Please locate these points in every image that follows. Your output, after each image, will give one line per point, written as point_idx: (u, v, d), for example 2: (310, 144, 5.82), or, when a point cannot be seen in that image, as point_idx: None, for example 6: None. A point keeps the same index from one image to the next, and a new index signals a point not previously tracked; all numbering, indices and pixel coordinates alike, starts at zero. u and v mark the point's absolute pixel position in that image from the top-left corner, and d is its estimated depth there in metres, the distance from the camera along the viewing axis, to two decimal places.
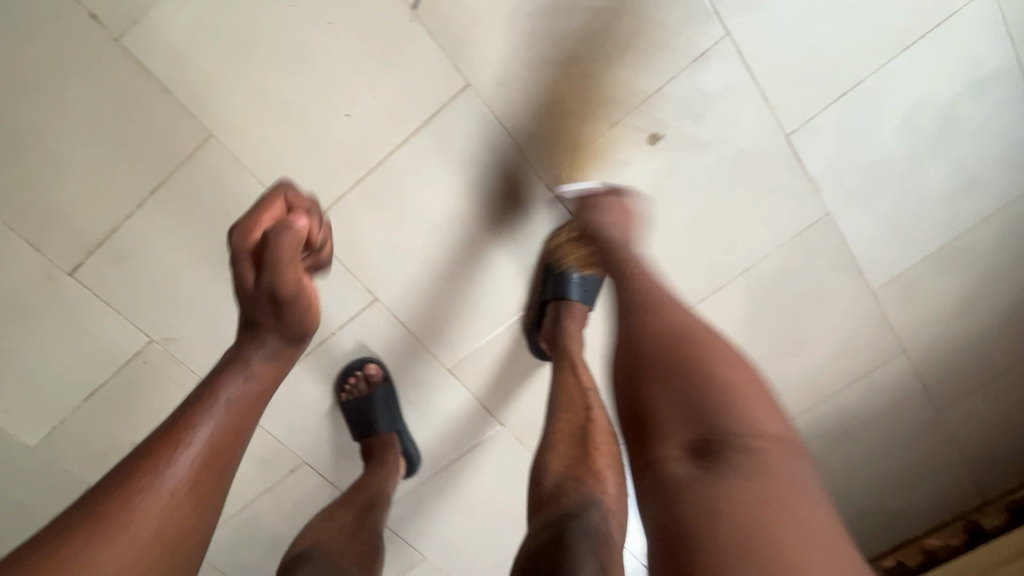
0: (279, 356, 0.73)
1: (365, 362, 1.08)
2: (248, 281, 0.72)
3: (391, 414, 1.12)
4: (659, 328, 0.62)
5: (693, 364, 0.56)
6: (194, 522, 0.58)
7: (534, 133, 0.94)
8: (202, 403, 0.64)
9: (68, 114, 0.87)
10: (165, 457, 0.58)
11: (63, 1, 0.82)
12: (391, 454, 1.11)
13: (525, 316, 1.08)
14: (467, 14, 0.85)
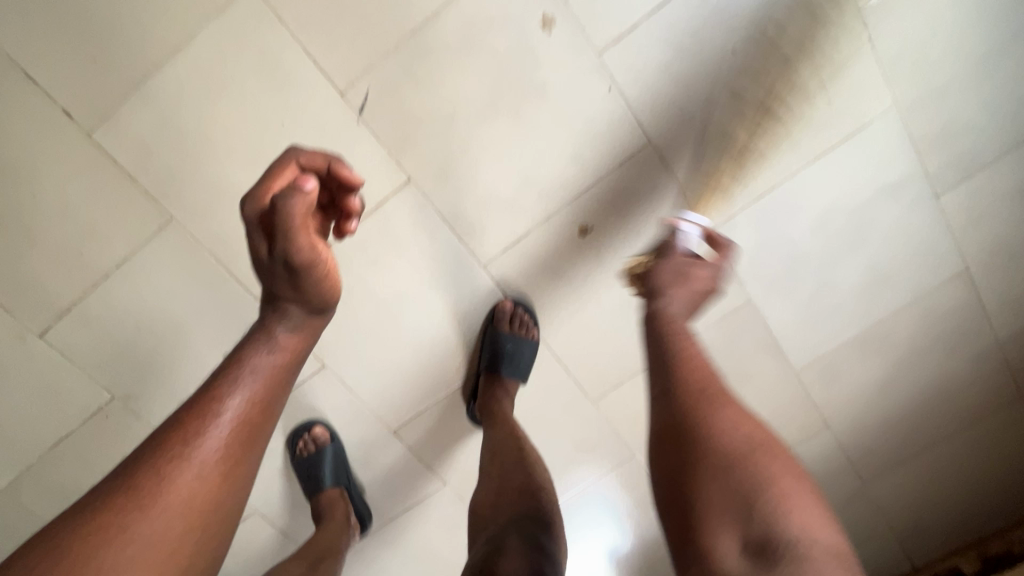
0: (304, 328, 0.68)
1: (312, 423, 1.16)
2: (263, 254, 0.67)
3: (341, 472, 1.17)
4: (710, 419, 0.60)
5: (744, 466, 0.55)
6: (221, 499, 0.57)
7: (472, 223, 1.02)
8: (231, 375, 0.61)
9: (42, 196, 0.95)
10: (195, 429, 0.57)
11: (39, 99, 0.90)
12: (342, 507, 1.15)
13: (465, 384, 1.15)
14: (408, 118, 0.94)
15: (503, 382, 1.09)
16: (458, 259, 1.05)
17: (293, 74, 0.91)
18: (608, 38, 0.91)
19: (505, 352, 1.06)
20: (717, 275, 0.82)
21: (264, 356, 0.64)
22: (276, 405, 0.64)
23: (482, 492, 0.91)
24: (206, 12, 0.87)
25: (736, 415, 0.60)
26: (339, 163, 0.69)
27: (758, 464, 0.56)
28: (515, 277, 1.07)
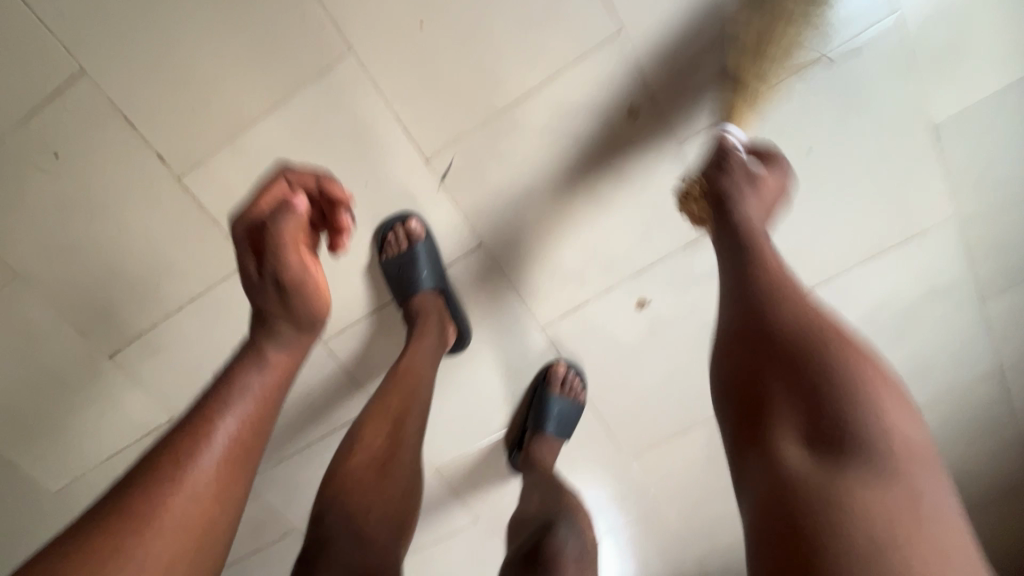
0: (295, 344, 0.67)
1: (406, 217, 0.98)
2: (250, 271, 0.69)
3: (438, 270, 1.01)
4: (780, 316, 0.55)
5: (818, 354, 0.51)
6: (215, 520, 0.53)
7: (535, 289, 1.05)
8: (223, 398, 0.58)
9: (128, 231, 0.99)
10: (188, 452, 0.54)
11: (136, 142, 0.94)
12: (435, 322, 0.99)
13: (507, 434, 1.20)
14: (486, 188, 0.97)
15: (543, 439, 1.11)
16: (517, 320, 1.08)
17: (381, 137, 0.94)
18: (689, 130, 0.94)
19: (553, 415, 1.10)
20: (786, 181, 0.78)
21: (258, 376, 0.62)
22: (270, 428, 0.61)
23: (519, 511, 0.99)
24: (306, 75, 0.90)
25: (816, 314, 0.55)
26: (328, 180, 0.75)
27: (834, 356, 0.50)
28: (571, 340, 1.10)
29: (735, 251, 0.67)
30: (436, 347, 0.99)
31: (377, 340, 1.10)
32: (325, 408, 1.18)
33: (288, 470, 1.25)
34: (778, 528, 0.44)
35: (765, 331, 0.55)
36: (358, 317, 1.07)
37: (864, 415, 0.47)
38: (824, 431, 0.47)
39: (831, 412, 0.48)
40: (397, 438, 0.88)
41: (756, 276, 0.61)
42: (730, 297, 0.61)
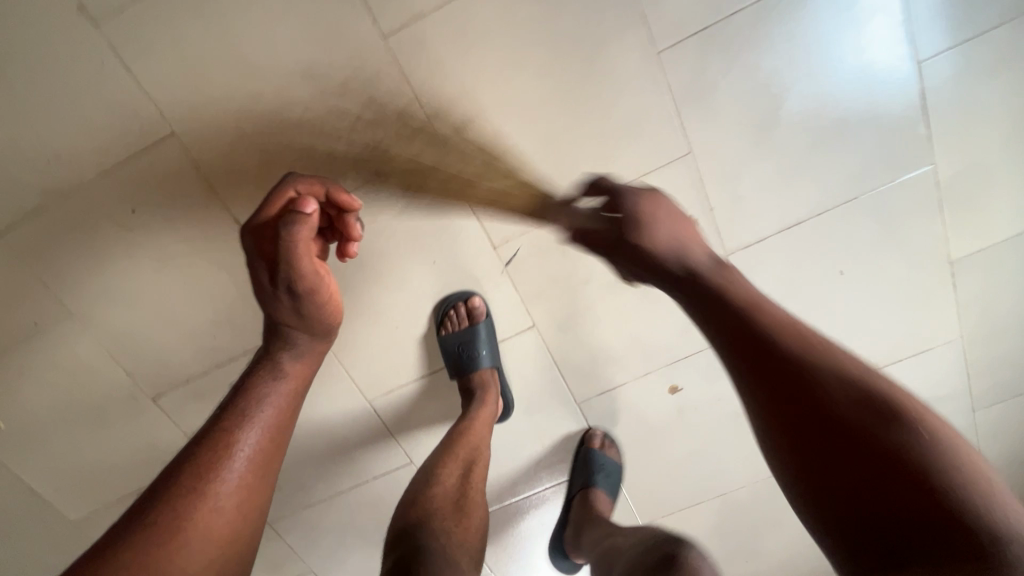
0: (309, 353, 0.71)
1: (469, 294, 1.04)
2: (264, 279, 0.68)
3: (493, 348, 1.07)
4: (839, 410, 0.48)
5: (923, 465, 0.45)
6: (244, 522, 0.59)
7: (580, 368, 1.11)
8: (247, 409, 0.63)
9: (194, 284, 1.01)
10: (217, 461, 0.59)
11: (213, 202, 0.96)
12: (493, 392, 1.06)
13: (539, 497, 1.27)
14: (547, 274, 1.03)
15: (594, 494, 1.15)
16: (558, 394, 1.14)
17: (455, 222, 0.99)
18: (739, 243, 1.02)
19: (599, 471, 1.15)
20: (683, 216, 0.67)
21: (276, 387, 0.66)
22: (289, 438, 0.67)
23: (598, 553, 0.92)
24: (393, 160, 0.95)
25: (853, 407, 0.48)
26: (338, 189, 0.69)
27: (938, 467, 0.45)
28: (604, 416, 1.17)
29: (741, 333, 0.55)
30: (493, 415, 1.05)
31: (423, 401, 1.14)
32: (359, 461, 1.21)
33: (313, 516, 1.26)
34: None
35: (868, 455, 0.46)
36: (408, 380, 1.12)
37: (977, 511, 0.42)
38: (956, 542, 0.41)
39: (955, 517, 0.42)
40: (466, 477, 0.95)
41: (842, 392, 0.49)
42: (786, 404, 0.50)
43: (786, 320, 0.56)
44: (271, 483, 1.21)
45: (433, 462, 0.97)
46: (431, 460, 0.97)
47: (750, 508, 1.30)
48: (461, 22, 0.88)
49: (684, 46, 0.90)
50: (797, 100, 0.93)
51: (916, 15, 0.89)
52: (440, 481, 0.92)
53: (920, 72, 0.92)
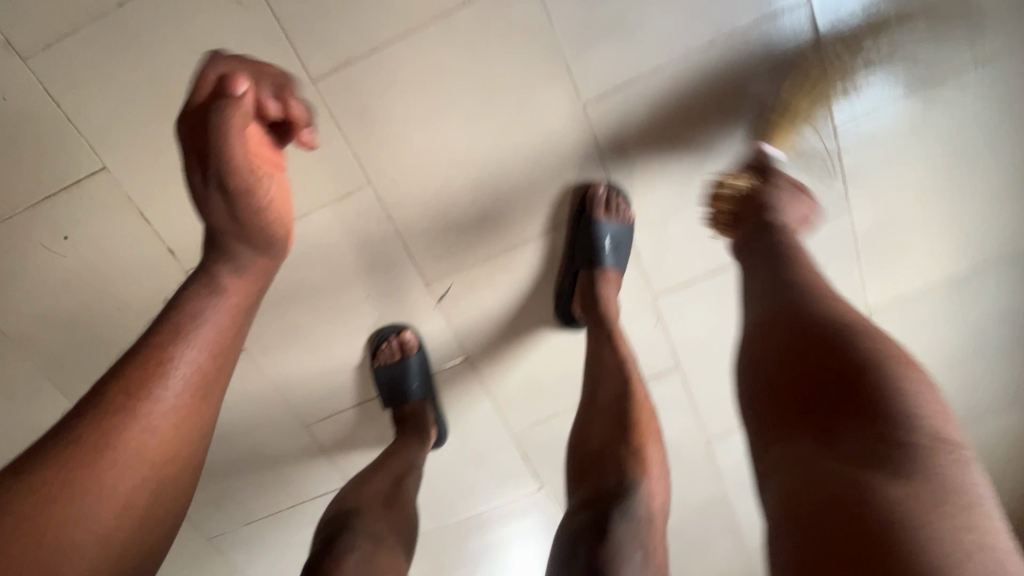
0: (250, 269, 0.67)
1: (401, 328, 1.06)
2: (196, 182, 0.65)
3: (425, 381, 1.09)
4: (816, 320, 0.60)
5: (866, 376, 0.51)
6: (181, 443, 0.57)
7: (512, 399, 1.15)
8: (183, 326, 0.59)
9: (129, 311, 1.02)
10: (149, 381, 0.56)
11: (147, 236, 0.97)
12: (427, 422, 1.09)
13: (476, 518, 1.30)
14: (478, 310, 1.06)
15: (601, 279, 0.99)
16: (492, 422, 1.18)
17: (388, 259, 1.02)
18: (665, 286, 1.05)
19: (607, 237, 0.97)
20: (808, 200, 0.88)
21: (215, 305, 0.62)
22: (231, 363, 0.63)
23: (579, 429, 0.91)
24: (325, 199, 0.97)
25: (841, 318, 0.59)
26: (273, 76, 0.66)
27: (879, 376, 0.51)
28: (539, 445, 1.20)
29: (777, 280, 0.70)
30: (425, 449, 1.07)
31: (360, 427, 1.17)
32: (298, 483, 1.23)
33: (253, 534, 1.28)
34: (838, 513, 0.44)
35: (825, 347, 0.56)
36: (344, 407, 1.14)
37: (904, 418, 0.48)
38: (876, 427, 0.48)
39: (882, 412, 0.49)
40: (399, 482, 0.96)
41: (824, 325, 0.59)
42: (780, 321, 0.62)
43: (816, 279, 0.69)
44: (212, 502, 1.23)
45: (367, 472, 0.98)
46: (358, 476, 0.96)
47: (681, 535, 1.33)
48: (391, 70, 0.89)
49: (609, 99, 0.92)
50: (716, 157, 0.97)
51: (830, 79, 0.92)
52: (372, 480, 0.94)
53: (834, 134, 0.96)
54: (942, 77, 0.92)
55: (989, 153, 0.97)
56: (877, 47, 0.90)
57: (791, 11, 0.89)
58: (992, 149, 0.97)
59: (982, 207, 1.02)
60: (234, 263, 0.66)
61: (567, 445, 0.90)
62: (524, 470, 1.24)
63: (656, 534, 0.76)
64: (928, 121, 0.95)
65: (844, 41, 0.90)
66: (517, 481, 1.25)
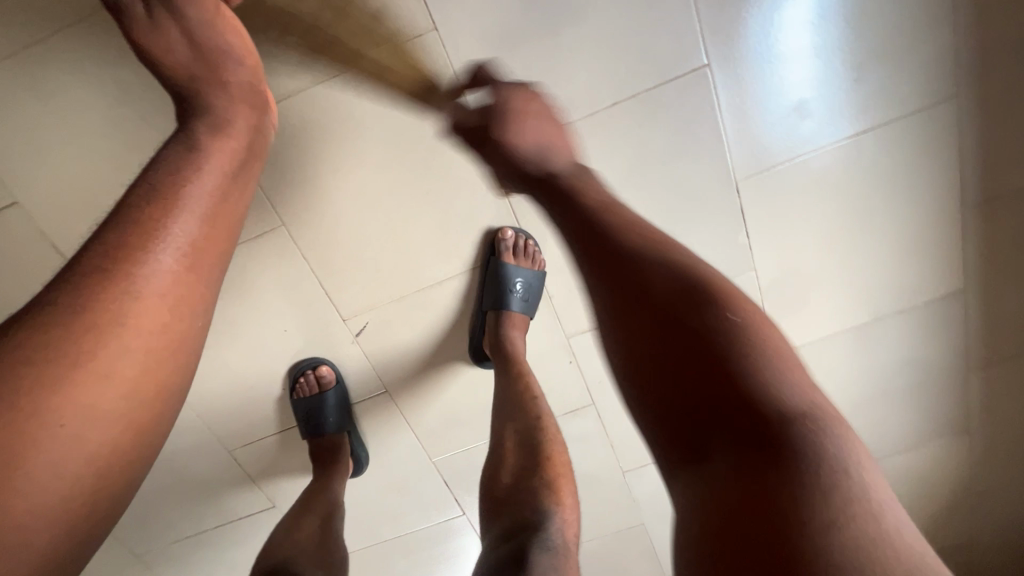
0: (227, 124, 0.66)
1: (318, 362, 1.09)
2: (139, 15, 0.67)
3: (343, 413, 1.12)
4: (665, 287, 0.51)
5: (736, 359, 0.45)
6: (191, 300, 0.54)
7: (432, 428, 1.19)
8: (171, 192, 0.55)
9: None
10: (146, 238, 0.51)
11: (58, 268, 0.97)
12: (346, 452, 1.13)
13: (400, 539, 1.34)
14: (396, 347, 1.10)
15: (509, 320, 1.03)
16: (412, 449, 1.22)
17: (305, 296, 1.04)
18: (578, 327, 1.09)
19: (517, 283, 1.01)
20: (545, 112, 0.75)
21: (203, 166, 0.59)
22: (233, 225, 0.61)
23: (492, 463, 0.91)
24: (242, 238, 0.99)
25: (682, 284, 0.51)
26: None
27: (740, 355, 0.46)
28: (460, 470, 1.25)
29: (587, 228, 0.58)
30: (346, 478, 1.12)
31: (282, 451, 1.19)
32: (222, 503, 1.25)
33: (180, 550, 1.30)
34: (749, 540, 0.37)
35: (688, 331, 0.48)
36: (266, 434, 1.16)
37: (780, 401, 0.43)
38: (753, 421, 0.42)
39: (755, 403, 0.43)
40: (326, 523, 1.00)
41: (676, 295, 0.51)
42: (613, 300, 0.53)
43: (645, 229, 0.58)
44: (136, 521, 1.25)
45: (293, 515, 1.00)
46: (286, 520, 0.99)
47: (601, 560, 1.38)
48: (303, 117, 0.91)
49: None
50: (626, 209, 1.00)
51: (734, 139, 0.95)
52: (300, 526, 0.97)
53: (738, 190, 0.99)
54: (836, 139, 0.97)
55: (882, 210, 1.02)
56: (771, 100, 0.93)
57: (701, 71, 0.91)
58: (886, 207, 1.02)
59: (881, 261, 1.06)
60: (213, 121, 0.66)
61: (482, 483, 0.88)
62: (446, 494, 1.28)
63: (572, 559, 0.78)
64: (826, 178, 1.00)
65: (742, 96, 0.93)
66: (440, 505, 1.30)
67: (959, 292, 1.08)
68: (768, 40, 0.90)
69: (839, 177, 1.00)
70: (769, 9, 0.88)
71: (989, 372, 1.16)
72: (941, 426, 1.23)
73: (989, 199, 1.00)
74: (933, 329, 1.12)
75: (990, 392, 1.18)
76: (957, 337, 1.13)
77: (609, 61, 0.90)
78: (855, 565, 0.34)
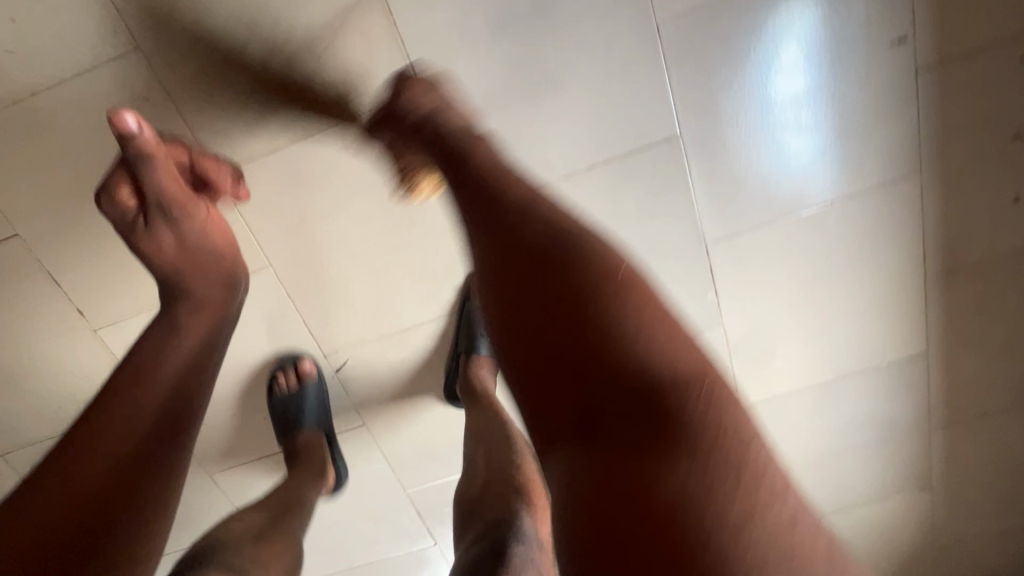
0: (205, 300, 0.80)
1: (299, 356, 1.10)
2: (139, 228, 0.80)
3: (321, 409, 1.13)
4: (547, 253, 0.51)
5: (611, 328, 0.45)
6: (159, 457, 0.68)
7: (407, 461, 1.24)
8: (145, 365, 0.70)
9: (40, 362, 1.06)
10: (123, 409, 0.66)
11: (56, 298, 1.01)
12: (321, 453, 1.12)
13: (374, 564, 1.38)
14: (375, 382, 1.15)
15: (477, 362, 1.07)
16: (388, 480, 1.26)
17: (290, 332, 1.08)
18: None
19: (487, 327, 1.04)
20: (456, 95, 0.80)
21: (177, 340, 0.74)
22: (203, 383, 0.75)
23: (464, 481, 0.92)
24: None
25: (559, 250, 0.51)
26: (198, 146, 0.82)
27: (603, 315, 0.46)
28: (432, 500, 1.29)
29: (483, 202, 0.58)
30: (321, 479, 1.09)
31: (264, 476, 1.24)
32: (204, 523, 1.29)
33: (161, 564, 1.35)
34: (618, 519, 0.38)
35: (567, 299, 0.47)
36: (249, 458, 1.21)
37: (654, 368, 0.44)
38: (628, 391, 0.43)
39: (634, 380, 0.43)
40: (279, 517, 0.91)
41: (553, 259, 0.50)
42: (499, 270, 0.52)
43: (519, 191, 0.58)
44: None
45: (247, 509, 0.91)
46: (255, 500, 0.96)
47: None
48: (291, 169, 0.95)
49: None
50: None
51: (703, 199, 0.99)
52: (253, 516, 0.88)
53: (709, 250, 1.03)
54: (805, 207, 1.00)
55: (848, 275, 1.06)
56: (738, 158, 0.97)
57: (675, 139, 0.94)
58: (851, 273, 1.06)
59: (846, 322, 1.10)
60: (193, 302, 0.80)
61: (455, 498, 0.92)
62: (420, 523, 1.32)
63: (546, 556, 0.79)
64: (794, 244, 1.03)
65: (707, 151, 0.96)
66: (413, 533, 1.33)
67: (921, 355, 1.12)
68: (739, 117, 0.94)
69: (806, 244, 1.03)
70: (740, 84, 0.92)
71: (950, 431, 1.19)
72: (905, 480, 1.26)
73: (947, 270, 1.04)
74: (895, 389, 1.15)
75: (950, 450, 1.21)
76: (920, 396, 1.16)
77: (590, 127, 0.93)
78: (725, 539, 0.36)
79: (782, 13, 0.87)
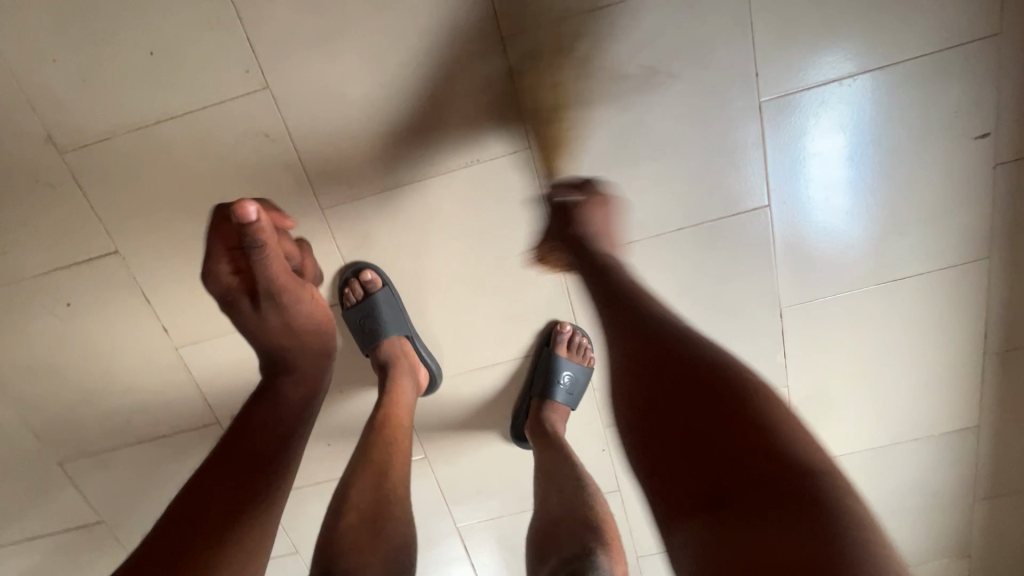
0: (308, 373, 0.83)
1: (361, 267, 1.00)
2: (244, 307, 0.81)
3: (397, 316, 1.02)
4: (679, 353, 0.71)
5: (747, 414, 0.62)
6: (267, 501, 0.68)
7: (460, 495, 1.25)
8: (251, 430, 0.74)
9: (117, 373, 1.08)
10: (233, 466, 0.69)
11: (143, 314, 1.03)
12: (404, 362, 1.02)
13: None
14: (441, 416, 1.17)
15: (550, 408, 1.09)
16: (439, 512, 1.27)
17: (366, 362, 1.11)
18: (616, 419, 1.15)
19: (563, 372, 1.06)
20: (607, 201, 0.93)
21: (280, 407, 0.78)
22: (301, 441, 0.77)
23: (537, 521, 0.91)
24: None
25: (686, 354, 0.71)
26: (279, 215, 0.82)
27: (757, 424, 0.60)
28: (480, 534, 1.30)
29: (618, 304, 0.82)
30: (404, 390, 0.99)
31: (317, 501, 1.24)
32: None
33: None
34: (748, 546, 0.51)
35: (707, 391, 0.65)
36: (305, 481, 1.22)
37: (791, 450, 0.57)
38: (772, 469, 0.56)
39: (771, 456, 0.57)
40: (385, 486, 0.83)
41: (686, 358, 0.71)
42: (641, 361, 0.74)
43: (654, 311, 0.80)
44: None
45: (349, 476, 0.84)
46: (349, 465, 0.86)
47: None
48: (394, 208, 0.98)
49: None
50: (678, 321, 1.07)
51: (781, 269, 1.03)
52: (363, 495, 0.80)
53: (783, 315, 1.07)
54: (876, 280, 1.05)
55: (910, 347, 1.10)
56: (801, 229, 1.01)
57: (759, 211, 0.99)
58: (913, 344, 1.10)
59: (904, 390, 1.14)
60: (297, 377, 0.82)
61: (530, 530, 0.92)
62: (463, 556, 1.33)
63: None
64: (863, 314, 1.07)
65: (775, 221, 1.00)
66: (456, 565, 1.34)
67: (972, 427, 1.16)
68: (788, 184, 0.98)
69: (874, 314, 1.07)
70: (789, 157, 0.96)
71: (993, 502, 1.22)
72: (943, 545, 1.29)
73: (1006, 349, 1.08)
74: (944, 458, 1.19)
75: (993, 519, 1.24)
76: (967, 466, 1.19)
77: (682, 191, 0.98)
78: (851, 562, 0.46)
79: (830, 93, 0.92)
